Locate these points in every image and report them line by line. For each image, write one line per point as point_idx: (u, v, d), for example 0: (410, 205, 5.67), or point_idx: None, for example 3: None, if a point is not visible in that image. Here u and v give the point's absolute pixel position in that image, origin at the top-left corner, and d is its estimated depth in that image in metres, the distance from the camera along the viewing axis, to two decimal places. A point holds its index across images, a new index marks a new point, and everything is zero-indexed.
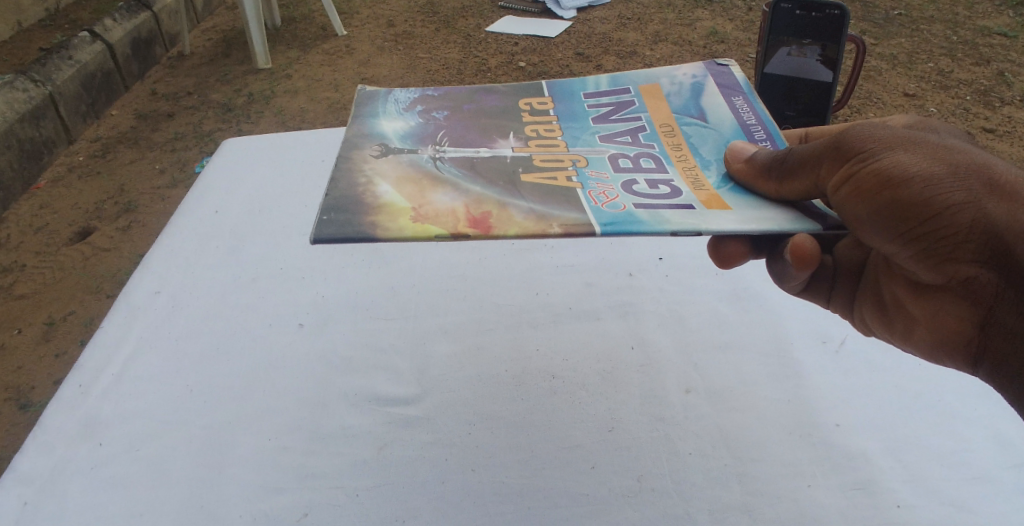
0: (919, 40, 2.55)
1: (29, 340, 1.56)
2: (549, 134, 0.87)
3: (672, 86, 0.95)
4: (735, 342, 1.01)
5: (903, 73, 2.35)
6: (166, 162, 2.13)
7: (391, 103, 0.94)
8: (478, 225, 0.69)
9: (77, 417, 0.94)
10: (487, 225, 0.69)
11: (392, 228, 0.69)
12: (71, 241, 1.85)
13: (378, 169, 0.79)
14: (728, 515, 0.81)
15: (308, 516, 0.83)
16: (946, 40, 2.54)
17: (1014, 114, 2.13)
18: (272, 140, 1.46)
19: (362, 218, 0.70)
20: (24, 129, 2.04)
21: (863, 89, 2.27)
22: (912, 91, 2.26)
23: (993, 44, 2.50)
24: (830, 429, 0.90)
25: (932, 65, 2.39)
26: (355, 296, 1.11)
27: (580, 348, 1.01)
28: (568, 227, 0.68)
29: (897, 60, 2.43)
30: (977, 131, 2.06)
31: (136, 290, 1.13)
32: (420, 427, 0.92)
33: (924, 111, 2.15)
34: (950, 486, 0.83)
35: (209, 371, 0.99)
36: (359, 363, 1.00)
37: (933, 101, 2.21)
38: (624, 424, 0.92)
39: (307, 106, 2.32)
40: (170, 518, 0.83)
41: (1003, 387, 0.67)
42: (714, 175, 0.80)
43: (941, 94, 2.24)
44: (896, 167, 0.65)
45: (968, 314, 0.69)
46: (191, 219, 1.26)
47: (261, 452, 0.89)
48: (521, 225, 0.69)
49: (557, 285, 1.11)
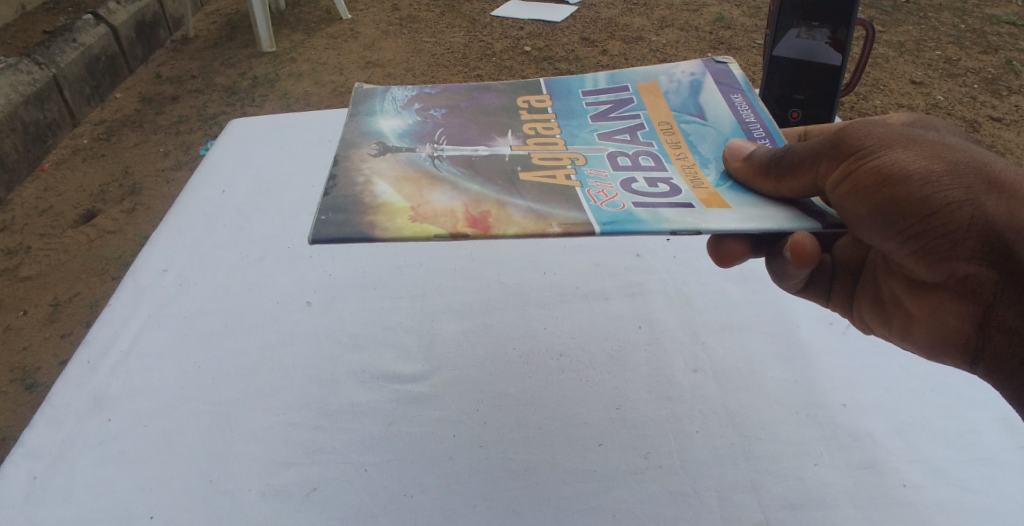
0: (927, 28, 2.54)
1: (34, 322, 1.56)
2: (548, 133, 0.87)
3: (670, 84, 0.95)
4: (743, 323, 1.01)
5: (910, 61, 2.34)
6: (170, 145, 2.13)
7: (389, 101, 0.93)
8: (477, 225, 0.68)
9: (85, 393, 0.95)
10: (486, 225, 0.68)
11: (390, 228, 0.69)
12: (76, 223, 1.85)
13: (377, 168, 0.79)
14: (735, 493, 0.82)
15: (316, 490, 0.83)
16: (953, 28, 2.52)
17: (1021, 103, 2.12)
18: (277, 121, 1.45)
19: (361, 218, 0.70)
20: (29, 111, 2.04)
21: (870, 76, 2.26)
22: (919, 78, 2.25)
23: (1002, 32, 2.48)
24: (836, 409, 0.90)
25: (940, 53, 2.38)
26: (361, 275, 1.11)
27: (587, 327, 1.01)
28: (568, 227, 0.67)
29: (905, 47, 2.42)
30: (984, 120, 2.05)
31: (143, 268, 1.13)
32: (428, 404, 0.92)
33: (931, 99, 2.14)
34: (957, 466, 0.83)
35: (216, 348, 0.99)
36: (367, 341, 1.00)
37: (940, 88, 2.20)
38: (631, 402, 0.92)
39: (311, 90, 2.32)
40: (179, 493, 0.83)
41: (1001, 386, 0.67)
42: (714, 173, 0.79)
43: (949, 82, 2.23)
44: (895, 165, 0.65)
45: (967, 314, 0.68)
46: (197, 199, 1.26)
47: (268, 429, 0.90)
48: (521, 224, 0.69)
49: (564, 266, 1.11)
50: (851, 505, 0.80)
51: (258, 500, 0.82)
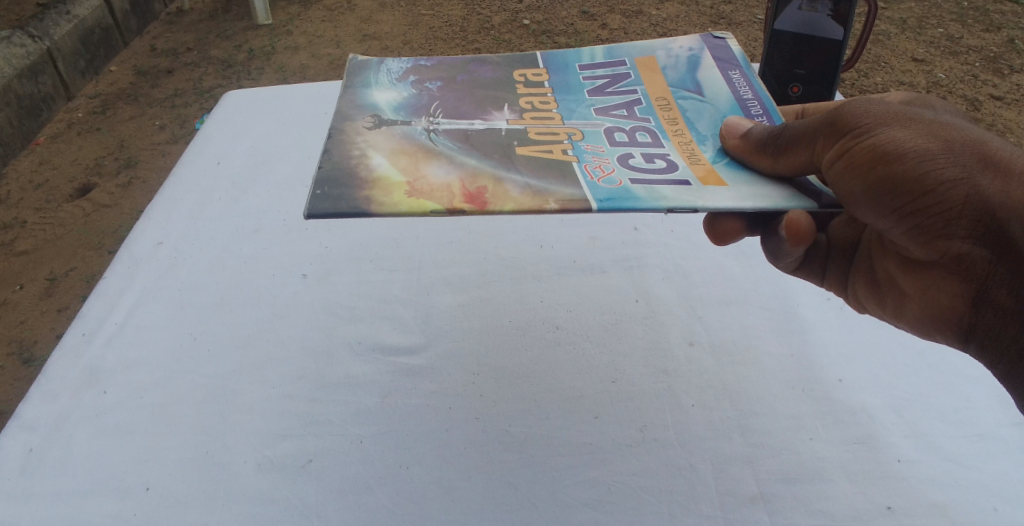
0: (930, 5, 2.50)
1: (30, 296, 1.56)
2: (544, 107, 0.85)
3: (668, 59, 0.93)
4: (741, 298, 1.01)
5: (912, 38, 2.31)
6: (165, 118, 2.11)
7: (383, 73, 0.92)
8: (474, 202, 0.68)
9: (81, 366, 0.94)
10: (482, 201, 0.68)
11: (386, 203, 0.68)
12: (71, 197, 1.84)
13: (372, 141, 0.78)
14: (730, 466, 0.82)
15: (312, 462, 0.83)
16: (957, 5, 2.49)
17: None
18: (273, 92, 1.43)
19: (356, 193, 0.69)
20: (22, 84, 2.02)
21: (871, 53, 2.23)
22: (921, 56, 2.23)
23: (1005, 10, 2.44)
24: (832, 385, 0.90)
25: (942, 31, 2.35)
26: (358, 248, 1.10)
27: (584, 301, 1.01)
28: (565, 203, 0.67)
29: (907, 25, 2.39)
30: (985, 99, 2.03)
31: (138, 241, 1.12)
32: (424, 377, 0.92)
33: (933, 77, 2.12)
34: (952, 441, 0.84)
35: (212, 320, 0.99)
36: (364, 314, 1.00)
37: (942, 66, 2.18)
38: (628, 376, 0.92)
39: (307, 63, 2.29)
40: (176, 465, 0.83)
41: (992, 363, 0.66)
42: (710, 150, 0.78)
43: (951, 60, 2.20)
44: (891, 143, 0.64)
45: (960, 293, 0.68)
46: (193, 171, 1.25)
47: (265, 401, 0.89)
48: (517, 200, 0.68)
49: (562, 239, 1.10)
50: (845, 479, 0.80)
51: (255, 471, 0.83)
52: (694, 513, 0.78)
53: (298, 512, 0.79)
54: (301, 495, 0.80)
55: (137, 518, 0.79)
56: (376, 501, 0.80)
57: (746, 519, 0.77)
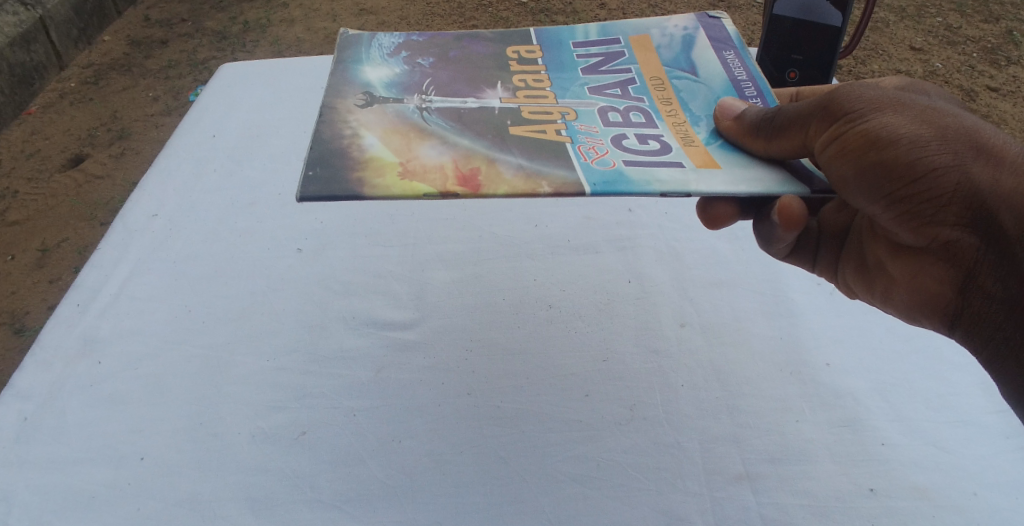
0: None
1: (22, 266, 1.63)
2: (538, 85, 0.85)
3: (662, 38, 0.93)
4: (732, 280, 1.01)
5: (910, 27, 2.31)
6: (159, 90, 2.13)
7: (374, 48, 0.91)
8: (467, 184, 0.68)
9: (75, 335, 0.94)
10: (476, 183, 0.68)
11: (379, 186, 0.68)
12: (63, 167, 1.89)
13: (364, 121, 0.77)
14: (716, 445, 0.83)
15: (306, 434, 0.84)
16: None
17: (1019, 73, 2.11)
18: (270, 64, 1.42)
19: (350, 174, 0.69)
20: (14, 53, 2.08)
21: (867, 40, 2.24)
22: (918, 44, 2.23)
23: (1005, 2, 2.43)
24: (820, 368, 0.91)
25: (940, 19, 2.35)
26: (353, 223, 1.10)
27: (578, 279, 1.02)
28: (558, 187, 0.67)
29: (906, 12, 2.39)
30: (980, 90, 2.05)
31: (132, 212, 1.11)
32: (417, 351, 0.93)
33: (929, 67, 2.14)
34: (934, 426, 0.85)
35: (206, 293, 0.99)
36: (358, 288, 1.00)
37: (938, 56, 2.18)
38: (619, 355, 0.93)
39: (303, 36, 2.29)
40: (170, 434, 0.84)
41: (973, 345, 0.68)
42: (704, 131, 0.78)
43: (948, 49, 2.21)
44: (884, 128, 0.65)
45: (942, 276, 0.70)
46: (187, 142, 1.24)
47: (259, 373, 0.90)
48: (510, 183, 0.68)
49: (556, 217, 1.11)
50: (829, 460, 0.82)
51: (249, 443, 0.83)
52: (682, 491, 0.79)
53: (292, 483, 0.80)
54: (294, 466, 0.81)
55: (132, 486, 0.80)
56: (367, 472, 0.81)
57: (730, 497, 0.79)
